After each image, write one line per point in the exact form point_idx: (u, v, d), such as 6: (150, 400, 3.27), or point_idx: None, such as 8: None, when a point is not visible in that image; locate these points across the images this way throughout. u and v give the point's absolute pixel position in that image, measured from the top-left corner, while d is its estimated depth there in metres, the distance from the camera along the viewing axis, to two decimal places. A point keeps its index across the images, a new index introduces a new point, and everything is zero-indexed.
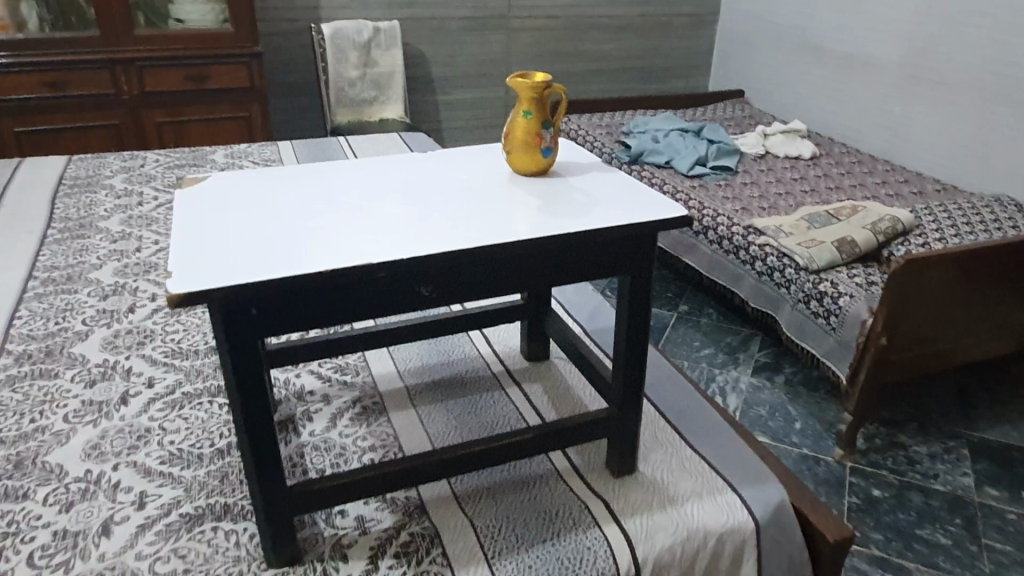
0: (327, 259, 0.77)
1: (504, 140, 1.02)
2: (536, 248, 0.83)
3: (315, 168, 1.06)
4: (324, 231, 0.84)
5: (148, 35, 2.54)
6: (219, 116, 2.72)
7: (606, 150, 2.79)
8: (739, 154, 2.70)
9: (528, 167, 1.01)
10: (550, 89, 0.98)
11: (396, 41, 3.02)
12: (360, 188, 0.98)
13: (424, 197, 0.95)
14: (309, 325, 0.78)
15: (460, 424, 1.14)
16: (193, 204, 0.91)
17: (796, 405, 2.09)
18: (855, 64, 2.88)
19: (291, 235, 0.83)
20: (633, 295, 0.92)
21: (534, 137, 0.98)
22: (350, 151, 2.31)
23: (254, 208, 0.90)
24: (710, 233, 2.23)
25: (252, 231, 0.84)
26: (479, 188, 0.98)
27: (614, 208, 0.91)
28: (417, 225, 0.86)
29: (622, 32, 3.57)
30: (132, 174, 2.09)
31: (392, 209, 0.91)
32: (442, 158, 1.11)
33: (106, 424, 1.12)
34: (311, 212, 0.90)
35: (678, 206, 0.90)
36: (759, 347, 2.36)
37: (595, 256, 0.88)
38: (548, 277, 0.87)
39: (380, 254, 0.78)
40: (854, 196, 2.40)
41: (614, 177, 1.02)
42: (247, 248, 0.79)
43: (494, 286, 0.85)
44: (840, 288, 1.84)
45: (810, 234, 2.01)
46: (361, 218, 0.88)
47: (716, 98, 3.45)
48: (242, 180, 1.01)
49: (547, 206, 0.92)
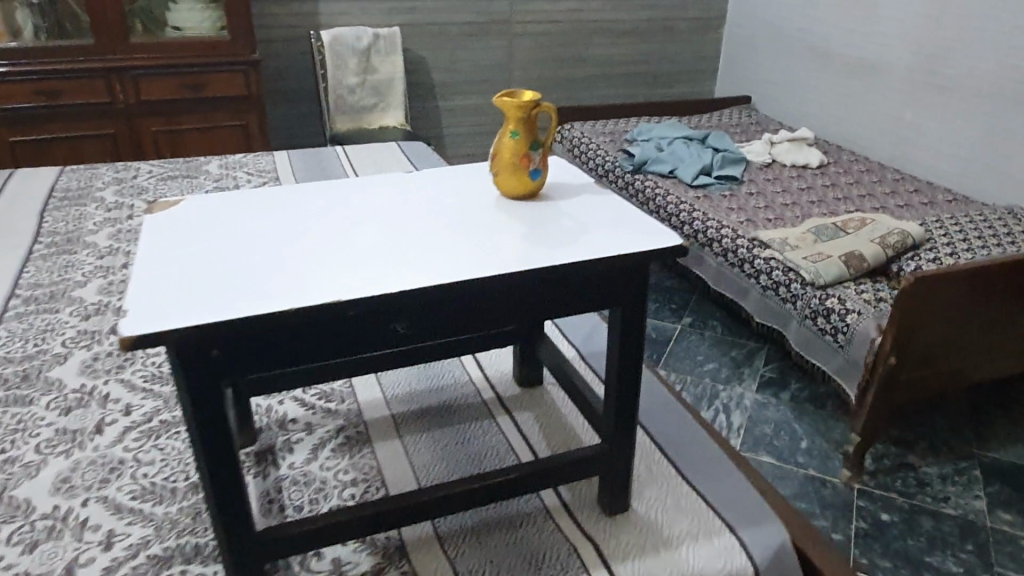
0: (296, 296, 0.72)
1: (491, 162, 0.97)
2: (521, 281, 0.78)
3: (295, 190, 1.01)
4: (296, 262, 0.79)
5: (143, 43, 2.51)
6: (216, 125, 2.68)
7: (609, 158, 2.73)
8: (744, 162, 2.64)
9: (515, 190, 0.95)
10: (538, 108, 0.94)
11: (397, 47, 2.98)
12: (339, 211, 0.94)
13: (406, 223, 0.90)
14: (275, 365, 0.73)
15: (447, 456, 1.09)
16: (161, 231, 0.86)
17: (802, 423, 2.03)
18: (864, 70, 2.82)
19: (260, 267, 0.78)
20: (624, 328, 0.86)
21: (522, 159, 0.93)
22: (346, 162, 2.27)
23: (225, 236, 0.86)
24: (715, 245, 2.18)
25: (219, 263, 0.79)
26: (464, 213, 0.93)
27: (604, 236, 0.85)
28: (395, 256, 0.81)
29: (627, 37, 3.52)
30: (124, 185, 2.05)
31: (369, 237, 0.86)
32: (429, 177, 1.07)
33: (79, 455, 1.08)
34: (284, 240, 0.85)
35: (672, 235, 0.84)
36: (765, 361, 2.30)
37: (584, 288, 0.83)
38: (535, 310, 0.82)
39: (353, 289, 0.73)
40: (863, 207, 2.34)
41: (605, 200, 0.96)
42: (211, 282, 0.75)
43: (476, 320, 0.80)
44: (848, 304, 1.78)
45: (816, 248, 1.95)
46: (337, 247, 0.83)
47: (723, 104, 3.39)
48: (216, 202, 0.96)
49: (534, 233, 0.86)
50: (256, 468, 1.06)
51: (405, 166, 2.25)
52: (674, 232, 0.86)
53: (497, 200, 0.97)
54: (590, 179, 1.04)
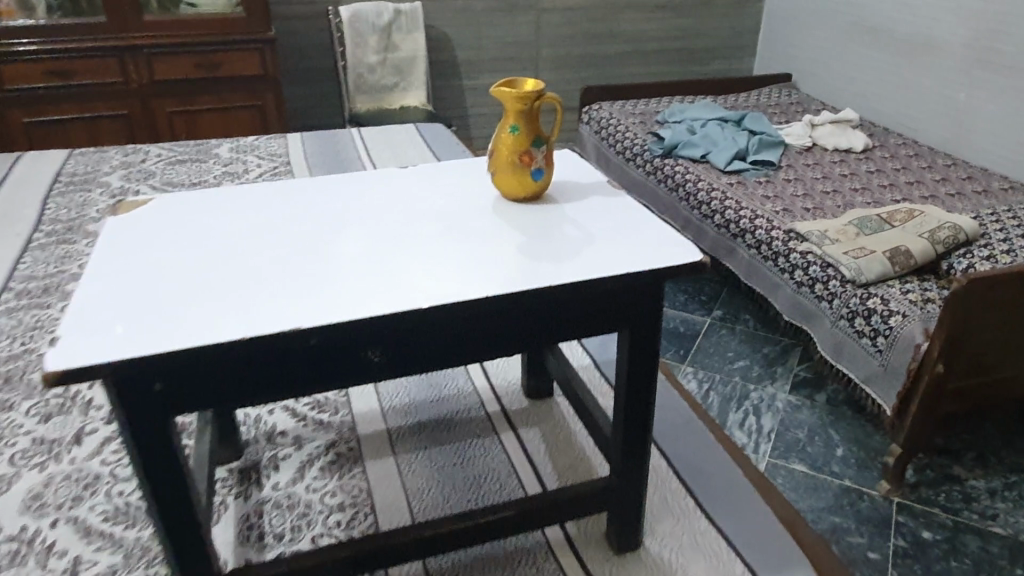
0: (249, 321, 0.63)
1: (490, 160, 0.86)
2: (512, 305, 0.68)
3: (271, 189, 0.92)
4: (256, 278, 0.70)
5: (155, 20, 2.43)
6: (232, 106, 2.61)
7: (638, 141, 2.60)
8: (782, 146, 2.49)
9: (514, 192, 0.84)
10: (542, 100, 0.82)
11: (418, 24, 2.87)
12: (316, 216, 0.84)
13: (390, 230, 0.81)
14: (232, 397, 0.64)
15: (444, 479, 1.01)
16: (112, 243, 0.78)
17: (838, 428, 1.91)
18: (916, 47, 2.63)
19: (214, 284, 0.69)
20: (633, 353, 0.76)
21: (524, 159, 0.83)
22: (360, 146, 2.18)
23: (183, 246, 0.77)
24: (747, 236, 2.05)
25: (174, 279, 0.70)
26: (455, 218, 0.83)
27: (613, 249, 0.75)
28: (370, 270, 0.71)
29: (661, 12, 3.35)
30: (131, 170, 1.98)
31: (347, 245, 0.77)
32: (423, 175, 0.96)
33: (53, 469, 1.01)
34: (249, 250, 0.76)
35: (690, 249, 0.73)
36: (799, 360, 2.17)
37: (588, 310, 0.72)
38: (532, 336, 0.72)
39: (316, 312, 0.64)
40: (910, 195, 2.18)
41: (616, 203, 0.85)
42: (161, 302, 0.66)
43: (461, 348, 0.70)
44: (891, 305, 1.64)
45: (857, 242, 1.81)
46: (307, 259, 0.74)
47: (761, 82, 3.22)
48: (182, 205, 0.87)
49: (532, 245, 0.76)
50: (237, 489, 0.98)
51: (423, 152, 2.15)
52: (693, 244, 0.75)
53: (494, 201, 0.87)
54: (602, 177, 0.93)
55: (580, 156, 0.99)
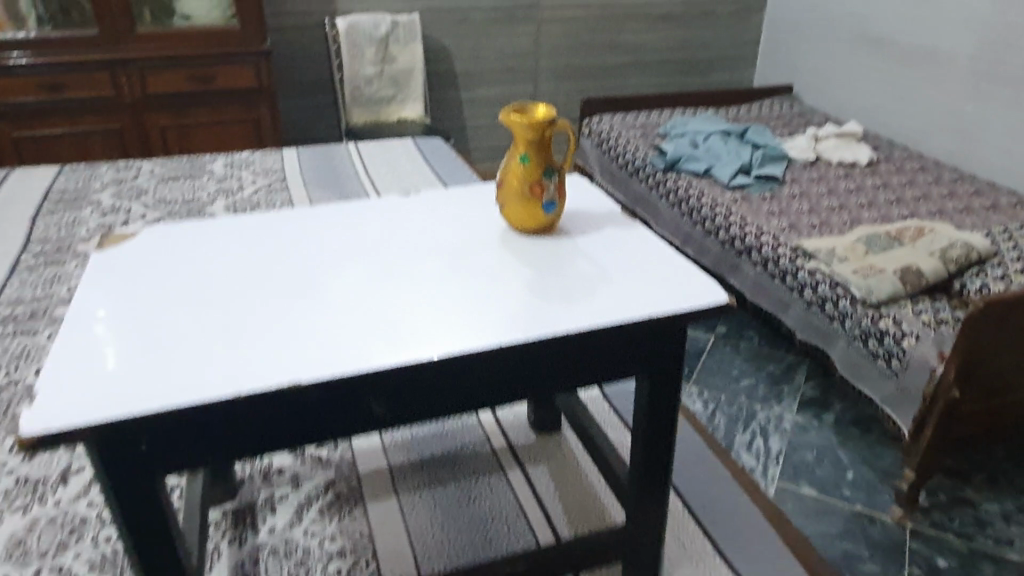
0: (237, 374, 0.59)
1: (498, 189, 0.82)
2: (525, 353, 0.64)
3: (263, 220, 0.88)
4: (246, 324, 0.66)
5: (148, 32, 2.39)
6: (227, 119, 2.56)
7: (640, 155, 2.56)
8: (786, 160, 2.45)
9: (523, 223, 0.80)
10: (553, 128, 0.78)
11: (416, 36, 2.83)
12: (313, 251, 0.80)
13: (394, 265, 0.76)
14: (225, 456, 0.60)
15: (449, 522, 0.96)
16: (93, 283, 0.74)
17: (847, 450, 1.87)
18: (920, 58, 2.60)
19: (200, 331, 0.65)
20: (652, 397, 0.72)
21: (534, 189, 0.78)
22: (358, 161, 2.14)
23: (168, 288, 0.73)
24: (754, 253, 2.01)
25: (163, 324, 0.66)
26: (461, 252, 0.79)
27: (632, 287, 0.71)
28: (369, 315, 0.67)
29: (661, 23, 3.32)
30: (123, 187, 1.93)
31: (348, 284, 0.73)
32: (426, 204, 0.92)
33: (37, 511, 0.96)
34: (239, 292, 0.72)
35: (716, 289, 0.69)
36: (806, 378, 2.13)
37: (608, 356, 0.68)
38: (545, 383, 0.67)
39: (311, 364, 0.60)
40: (918, 210, 2.15)
41: (630, 235, 0.81)
42: (147, 351, 0.62)
43: (472, 398, 0.66)
44: (903, 326, 1.60)
45: (867, 260, 1.77)
46: (301, 303, 0.69)
47: (762, 94, 3.19)
48: (175, 240, 0.84)
49: (546, 283, 0.72)
50: (231, 533, 0.92)
51: (421, 167, 2.10)
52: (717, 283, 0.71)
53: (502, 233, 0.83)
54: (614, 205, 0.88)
55: (591, 181, 0.95)
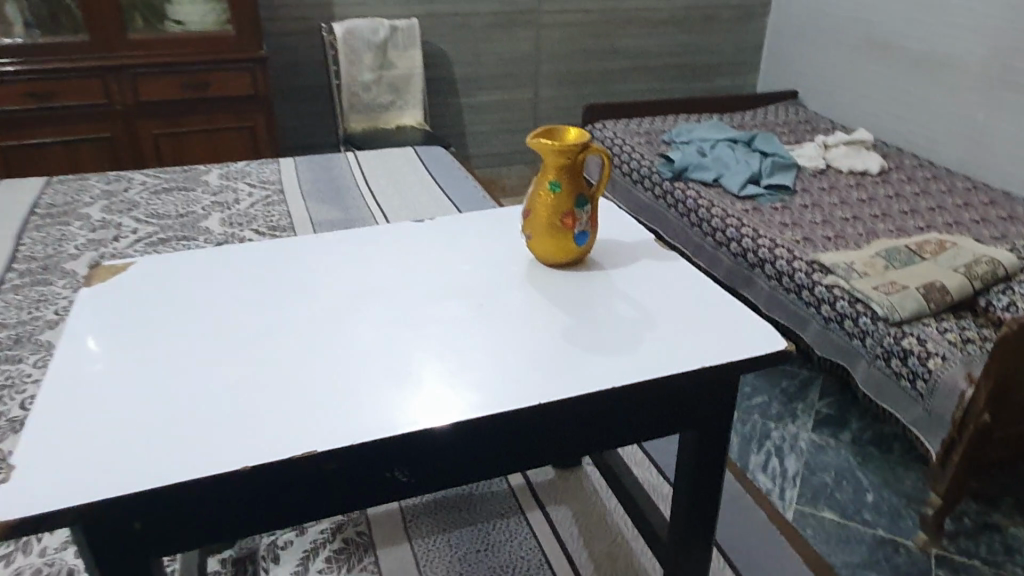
0: (246, 447, 0.62)
1: (525, 216, 0.85)
2: (543, 419, 0.67)
3: (269, 274, 0.91)
4: (249, 391, 0.69)
5: (140, 38, 2.31)
6: (221, 127, 2.49)
7: (645, 163, 2.50)
8: (796, 169, 2.40)
9: (552, 253, 0.84)
10: (584, 153, 0.81)
11: (415, 40, 2.76)
12: (312, 311, 0.83)
13: (403, 318, 0.80)
14: (235, 525, 0.64)
15: (466, 571, 0.90)
16: (94, 351, 0.77)
17: (866, 471, 1.81)
18: (931, 64, 2.55)
19: (203, 401, 0.68)
20: (700, 447, 0.76)
21: (567, 220, 0.82)
22: (358, 171, 2.07)
23: (171, 354, 0.76)
24: (767, 266, 1.95)
25: (176, 389, 0.70)
26: (462, 306, 0.81)
27: (675, 335, 0.74)
28: (372, 378, 0.70)
29: (663, 27, 3.26)
30: (114, 200, 1.85)
31: (359, 340, 0.76)
32: (422, 253, 0.95)
33: (21, 564, 0.88)
34: (240, 358, 0.75)
35: (771, 337, 0.72)
36: (820, 395, 2.07)
37: (630, 418, 0.71)
38: (558, 447, 0.70)
39: (318, 435, 0.63)
40: (934, 221, 2.09)
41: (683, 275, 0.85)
42: (161, 420, 0.66)
43: (487, 463, 0.69)
44: (930, 345, 1.54)
45: (887, 276, 1.72)
46: (307, 364, 0.73)
47: (767, 100, 3.14)
48: (185, 293, 0.88)
49: (581, 333, 0.74)
50: None
51: (423, 178, 2.03)
52: (761, 335, 0.73)
53: (542, 280, 0.85)
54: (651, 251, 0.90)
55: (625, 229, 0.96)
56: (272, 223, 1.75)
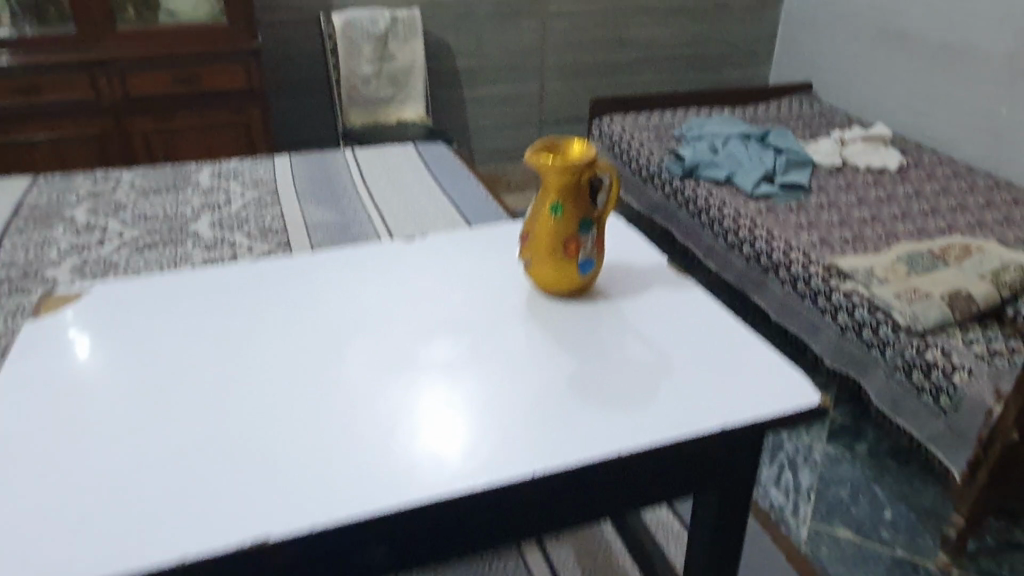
0: (229, 515, 0.64)
1: (525, 241, 0.88)
2: (535, 491, 0.69)
3: (263, 310, 0.93)
4: (230, 447, 0.71)
5: (129, 31, 2.25)
6: (215, 123, 2.41)
7: (654, 159, 2.41)
8: (810, 166, 2.31)
9: (556, 280, 0.87)
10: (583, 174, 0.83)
11: (417, 31, 2.68)
12: (292, 352, 0.84)
13: (393, 365, 0.81)
14: None
15: None
16: (77, 400, 0.79)
17: (884, 485, 1.73)
18: (952, 57, 2.45)
19: (186, 458, 0.70)
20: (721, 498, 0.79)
21: (570, 247, 0.85)
22: (355, 169, 1.99)
23: (160, 403, 0.78)
24: (782, 270, 1.86)
25: (166, 444, 0.72)
26: (450, 351, 0.83)
27: (686, 388, 0.75)
28: (355, 434, 0.72)
29: (673, 17, 3.16)
30: (100, 201, 1.78)
31: (347, 391, 0.78)
32: (418, 285, 0.96)
33: None
34: (219, 406, 0.77)
35: (796, 394, 0.74)
36: (835, 403, 1.99)
37: (629, 479, 0.73)
38: (552, 513, 0.73)
39: (301, 501, 0.65)
40: (956, 221, 2.00)
41: (713, 316, 0.87)
42: (149, 481, 0.68)
43: (477, 532, 0.71)
44: (955, 358, 1.46)
45: (909, 282, 1.63)
46: (295, 417, 0.75)
47: (780, 92, 3.04)
48: (179, 332, 0.90)
49: (587, 386, 0.76)
50: None
51: (422, 177, 1.95)
52: (782, 392, 0.75)
53: (548, 321, 0.87)
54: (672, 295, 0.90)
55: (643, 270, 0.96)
56: (264, 226, 1.68)
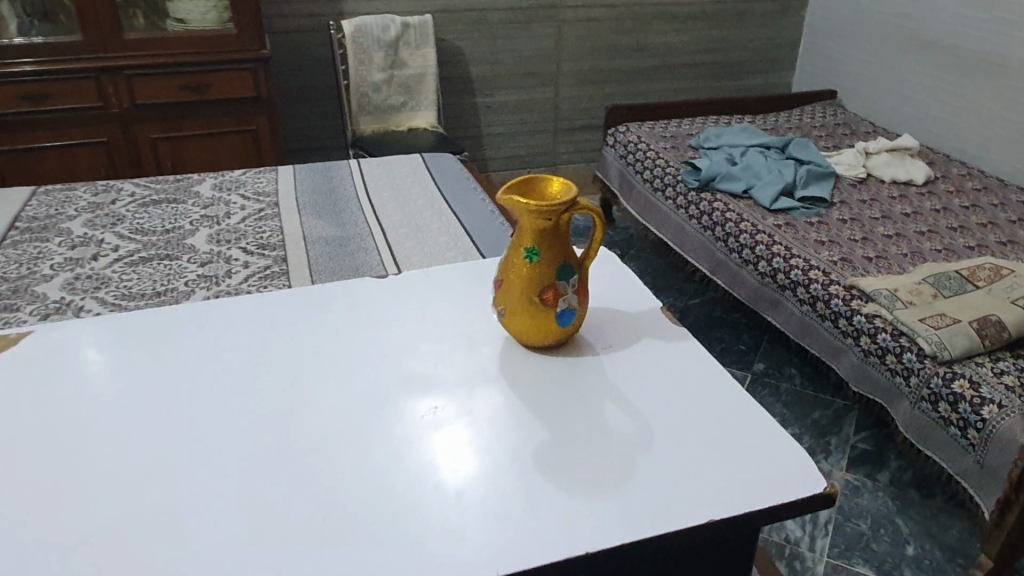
0: (205, 550, 0.62)
1: (497, 287, 0.84)
2: None
3: (248, 342, 0.90)
4: (205, 482, 0.69)
5: (138, 38, 2.21)
6: (222, 131, 2.38)
7: (669, 170, 2.34)
8: (832, 178, 2.22)
9: (530, 330, 0.82)
10: (554, 218, 0.79)
11: (429, 38, 2.63)
12: (277, 380, 0.82)
13: (376, 408, 0.77)
14: None
15: None
16: (50, 426, 0.77)
17: (906, 518, 1.64)
18: (984, 65, 2.35)
19: (160, 489, 0.68)
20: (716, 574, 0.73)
21: (547, 295, 0.81)
22: (359, 181, 1.94)
23: (135, 437, 0.75)
24: (800, 290, 1.77)
25: (139, 484, 0.69)
26: (429, 394, 0.79)
27: (686, 469, 0.69)
28: (335, 475, 0.69)
29: (692, 22, 3.07)
30: (98, 214, 1.75)
31: (329, 433, 0.74)
32: (409, 325, 0.91)
33: None
34: (196, 436, 0.75)
35: (809, 476, 0.68)
36: (855, 428, 1.90)
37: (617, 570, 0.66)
38: None
39: (276, 544, 0.62)
40: (986, 238, 1.91)
41: (709, 377, 0.81)
42: (117, 524, 0.65)
43: None
44: (984, 391, 1.37)
45: (935, 306, 1.55)
46: (273, 458, 0.71)
47: (803, 100, 2.95)
48: (161, 360, 0.87)
49: (576, 463, 0.70)
50: None
51: (427, 189, 1.89)
52: (790, 475, 0.68)
53: (528, 377, 0.81)
54: (673, 360, 0.84)
55: (644, 331, 0.89)
56: (262, 241, 1.63)
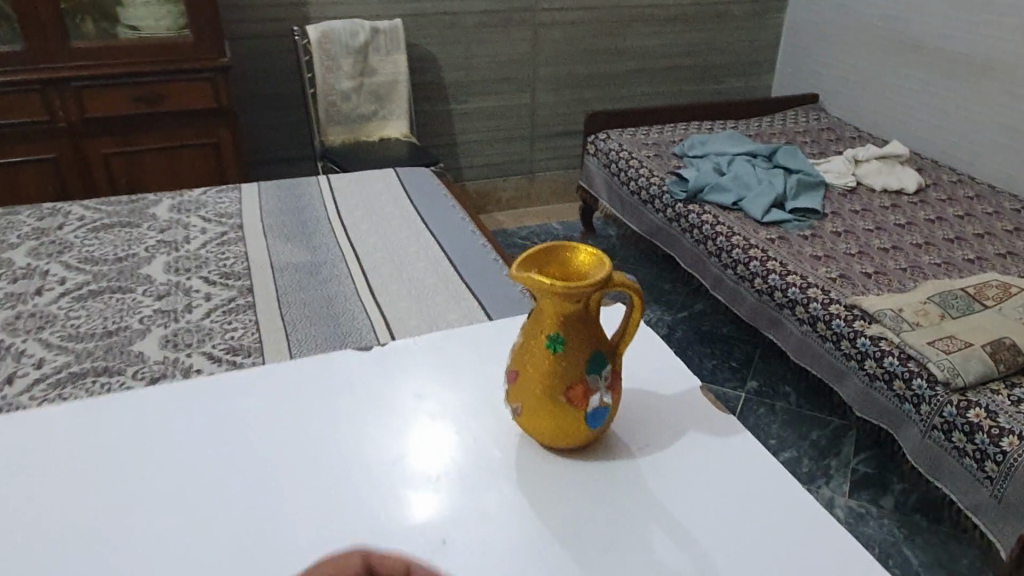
0: None
1: (512, 379, 0.74)
2: None
3: (229, 382, 0.86)
4: (198, 531, 0.67)
5: (88, 46, 2.05)
6: (181, 145, 2.23)
7: (655, 180, 2.25)
8: (822, 187, 2.15)
9: (552, 431, 0.73)
10: (586, 300, 0.69)
11: (399, 44, 2.50)
12: (276, 415, 0.81)
13: (368, 456, 0.75)
14: None
15: None
16: (30, 473, 0.73)
17: (914, 547, 1.56)
18: (972, 68, 2.30)
19: (151, 538, 0.66)
20: None
21: (575, 394, 0.71)
22: (330, 200, 1.81)
23: (119, 483, 0.72)
24: (798, 308, 1.69)
25: (128, 533, 0.67)
26: (441, 499, 0.71)
27: None
28: (332, 523, 0.68)
29: (671, 25, 2.99)
30: (44, 241, 1.60)
31: (323, 478, 0.73)
32: (397, 374, 0.87)
33: None
34: (185, 481, 0.72)
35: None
36: (855, 449, 1.82)
37: None
38: None
39: None
40: (985, 250, 1.85)
41: (759, 481, 0.73)
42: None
43: None
44: (1002, 421, 1.30)
45: (944, 327, 1.48)
46: (266, 504, 0.70)
47: (784, 104, 2.88)
48: (140, 403, 0.83)
49: None
50: None
51: (402, 208, 1.77)
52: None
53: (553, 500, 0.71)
54: (708, 457, 0.76)
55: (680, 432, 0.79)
56: (225, 269, 1.50)
